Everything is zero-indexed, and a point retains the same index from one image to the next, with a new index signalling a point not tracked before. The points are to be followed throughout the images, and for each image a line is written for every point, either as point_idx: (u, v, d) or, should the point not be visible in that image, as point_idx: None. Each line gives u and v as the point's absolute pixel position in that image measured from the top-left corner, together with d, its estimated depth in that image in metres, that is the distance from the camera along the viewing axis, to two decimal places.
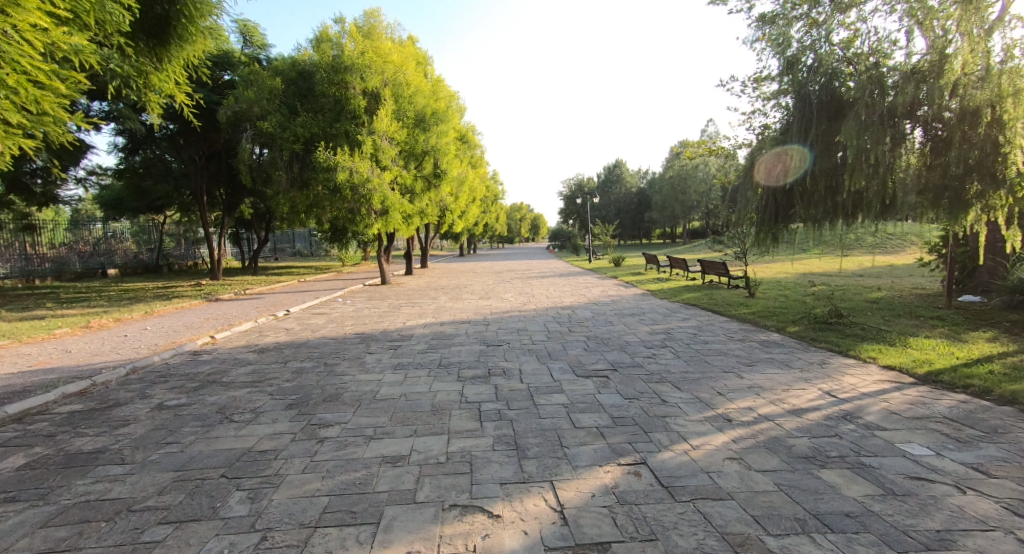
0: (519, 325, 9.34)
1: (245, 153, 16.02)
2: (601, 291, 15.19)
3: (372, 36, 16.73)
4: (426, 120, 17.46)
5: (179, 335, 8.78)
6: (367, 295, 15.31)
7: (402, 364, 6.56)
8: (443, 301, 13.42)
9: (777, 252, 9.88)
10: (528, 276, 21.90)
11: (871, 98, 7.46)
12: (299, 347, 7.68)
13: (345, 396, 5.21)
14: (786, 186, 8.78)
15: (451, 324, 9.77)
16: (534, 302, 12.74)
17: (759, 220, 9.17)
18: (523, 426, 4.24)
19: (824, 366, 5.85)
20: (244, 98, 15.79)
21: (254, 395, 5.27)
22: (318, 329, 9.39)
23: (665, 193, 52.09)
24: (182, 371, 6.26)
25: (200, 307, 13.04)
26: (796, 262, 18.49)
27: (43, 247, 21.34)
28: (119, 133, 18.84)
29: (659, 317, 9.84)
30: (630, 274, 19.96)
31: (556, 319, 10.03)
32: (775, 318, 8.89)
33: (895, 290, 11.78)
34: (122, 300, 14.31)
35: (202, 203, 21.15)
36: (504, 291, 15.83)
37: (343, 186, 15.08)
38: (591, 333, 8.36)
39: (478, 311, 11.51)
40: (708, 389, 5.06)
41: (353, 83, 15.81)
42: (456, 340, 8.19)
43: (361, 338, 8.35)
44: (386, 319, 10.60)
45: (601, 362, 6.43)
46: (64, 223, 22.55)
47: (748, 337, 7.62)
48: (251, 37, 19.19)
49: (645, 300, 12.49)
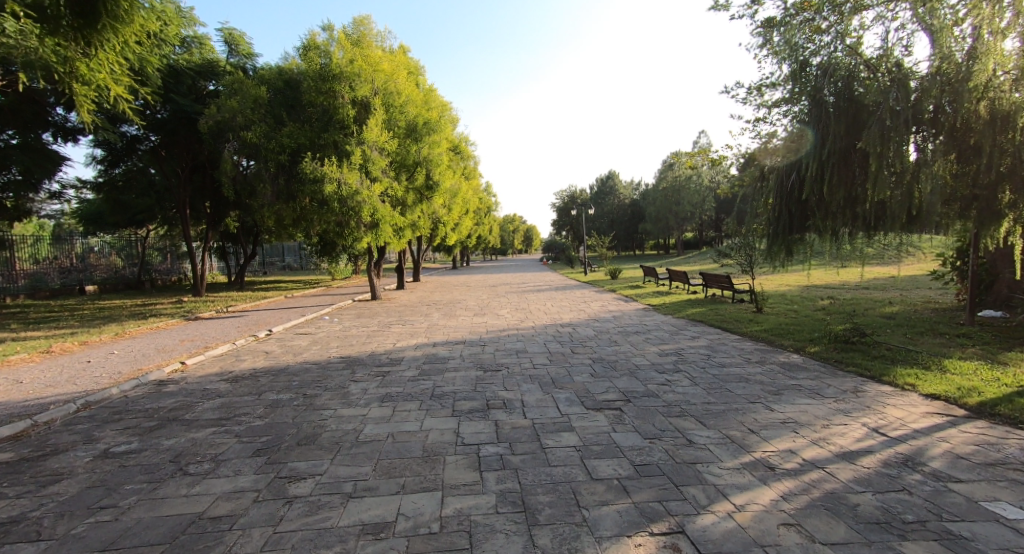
0: (517, 346, 8.69)
1: (228, 165, 15.39)
2: (601, 305, 14.61)
3: (362, 43, 16.21)
4: (418, 129, 16.92)
5: (147, 361, 8.06)
6: (356, 312, 14.62)
7: (389, 395, 5.88)
8: (436, 318, 12.76)
9: (790, 266, 9.36)
10: (524, 290, 21.26)
11: (893, 102, 6.95)
12: (277, 375, 7.00)
13: (322, 438, 4.54)
14: (801, 198, 8.36)
15: (444, 345, 9.09)
16: (532, 319, 12.10)
17: (773, 232, 8.75)
18: (530, 477, 3.60)
19: (861, 394, 5.24)
20: (227, 107, 15.17)
21: (218, 437, 4.59)
22: (300, 352, 8.69)
23: (659, 204, 51.83)
24: (141, 407, 5.58)
25: (177, 327, 12.31)
26: (799, 275, 17.98)
27: (20, 263, 20.57)
28: (97, 145, 18.19)
29: (666, 335, 9.23)
30: (629, 287, 19.37)
31: (556, 338, 9.38)
32: (790, 337, 8.31)
33: (910, 304, 11.24)
34: (95, 320, 13.58)
35: (184, 216, 20.44)
36: (499, 306, 15.18)
37: (331, 198, 14.49)
38: (596, 355, 7.74)
39: (472, 329, 10.85)
40: (737, 426, 4.44)
41: (341, 91, 15.26)
42: (449, 364, 7.53)
43: (346, 363, 7.66)
44: (375, 340, 9.90)
45: (611, 392, 5.79)
46: (46, 238, 21.90)
47: (767, 359, 7.02)
48: (237, 46, 18.69)
49: (648, 316, 11.91)
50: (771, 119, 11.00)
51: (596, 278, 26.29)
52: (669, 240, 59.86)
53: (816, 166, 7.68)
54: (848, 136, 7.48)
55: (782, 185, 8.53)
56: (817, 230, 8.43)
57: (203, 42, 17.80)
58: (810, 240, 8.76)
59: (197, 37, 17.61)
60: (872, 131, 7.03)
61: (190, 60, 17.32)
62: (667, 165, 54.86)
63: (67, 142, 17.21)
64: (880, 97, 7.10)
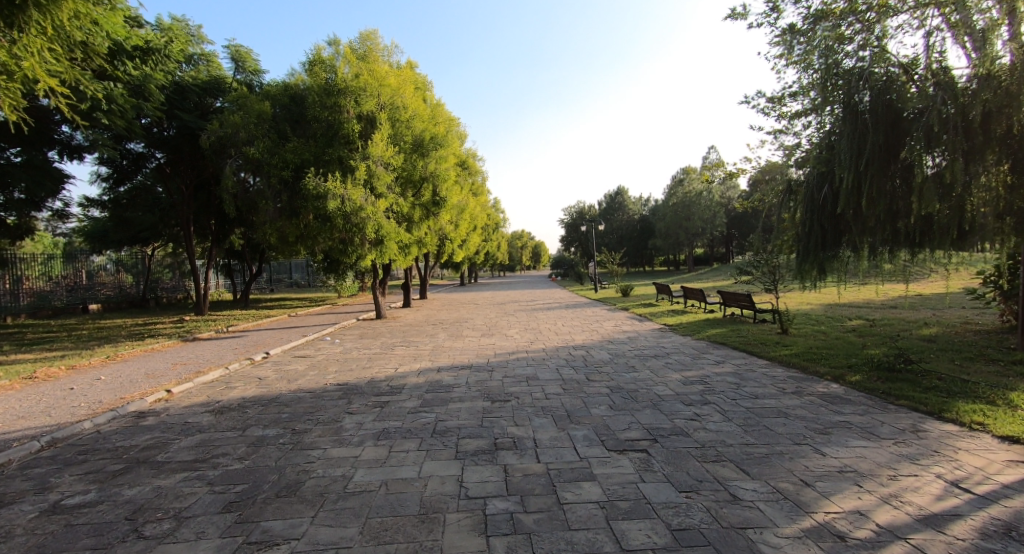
0: (527, 372, 8.07)
1: (229, 181, 15.04)
2: (614, 325, 13.94)
3: (369, 58, 15.95)
4: (425, 144, 16.55)
5: (133, 387, 7.55)
6: (358, 332, 14.05)
7: (386, 432, 5.29)
8: (442, 339, 12.17)
9: (822, 284, 8.70)
10: (533, 308, 20.64)
11: (941, 107, 6.35)
12: (266, 405, 6.42)
13: (306, 487, 3.95)
14: (834, 212, 7.76)
15: (449, 370, 8.49)
16: (542, 340, 11.46)
17: (804, 248, 8.13)
18: (545, 547, 2.98)
19: (923, 434, 4.56)
20: (229, 122, 14.88)
21: (188, 484, 4.03)
22: (296, 378, 8.13)
23: (668, 220, 51.14)
24: (112, 444, 5.04)
25: (173, 348, 11.82)
26: (820, 293, 17.21)
27: (31, 280, 20.45)
28: (103, 163, 18.04)
29: (688, 360, 8.58)
30: (642, 305, 18.69)
31: (569, 363, 8.75)
32: (825, 362, 7.63)
33: (947, 325, 10.49)
34: (90, 341, 13.15)
35: (188, 234, 20.14)
36: (507, 326, 14.57)
37: (334, 215, 14.06)
38: (614, 383, 7.09)
39: (479, 352, 10.24)
40: (787, 476, 3.80)
41: (347, 106, 14.94)
42: (454, 393, 6.92)
43: (342, 392, 7.07)
44: (375, 364, 9.31)
45: (635, 428, 5.16)
46: (60, 256, 21.88)
47: (805, 389, 6.34)
48: (243, 62, 18.54)
49: (665, 337, 11.24)
50: (794, 130, 10.45)
51: (607, 295, 25.63)
52: (679, 256, 59.02)
53: (852, 177, 7.07)
54: (887, 145, 6.87)
55: (811, 198, 7.94)
56: (854, 246, 7.79)
57: (210, 60, 17.75)
58: (845, 256, 8.11)
59: (204, 55, 17.59)
60: (915, 138, 6.44)
61: (196, 77, 17.12)
62: (677, 180, 54.37)
63: (73, 160, 17.02)
64: (925, 101, 6.50)
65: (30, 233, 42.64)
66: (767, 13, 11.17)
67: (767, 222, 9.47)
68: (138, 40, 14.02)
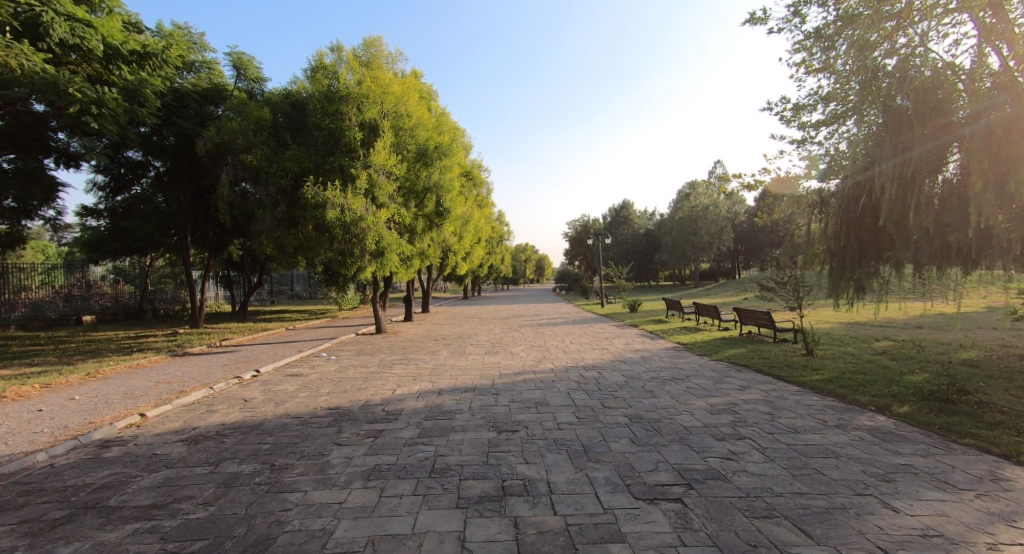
0: (536, 396, 7.38)
1: (225, 189, 14.55)
2: (625, 343, 13.25)
3: (373, 65, 15.50)
4: (429, 153, 16.02)
5: (107, 410, 6.92)
6: (356, 348, 13.38)
7: (378, 470, 4.64)
8: (444, 357, 11.52)
9: (859, 302, 8.02)
10: (538, 323, 19.96)
11: (1002, 109, 5.70)
12: (246, 435, 5.75)
13: (279, 545, 3.31)
14: (875, 224, 7.14)
15: (451, 393, 7.83)
16: (550, 360, 10.77)
17: (842, 264, 7.49)
18: None
19: (1007, 485, 3.89)
20: (227, 129, 14.46)
21: (138, 540, 3.38)
22: (283, 401, 7.47)
23: (675, 234, 50.45)
24: (62, 482, 4.40)
25: (159, 364, 11.19)
26: (839, 311, 16.48)
27: (30, 290, 19.97)
28: (99, 171, 17.65)
29: (710, 385, 7.91)
30: (653, 321, 18.00)
31: (581, 386, 8.05)
32: (866, 390, 6.94)
33: (984, 348, 9.76)
34: (75, 355, 12.52)
35: (185, 244, 19.62)
36: (513, 343, 13.91)
37: (333, 225, 13.49)
38: (632, 412, 6.42)
39: (482, 372, 9.56)
40: (861, 542, 3.13)
41: (349, 114, 14.46)
42: (455, 421, 6.25)
43: (333, 418, 6.40)
44: (371, 384, 8.63)
45: (664, 469, 4.48)
46: (59, 265, 21.40)
47: (849, 423, 5.65)
48: (245, 70, 18.19)
49: (681, 357, 10.57)
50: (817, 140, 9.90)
51: (614, 311, 24.91)
52: (685, 271, 58.31)
53: (896, 186, 6.50)
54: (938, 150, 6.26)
55: (846, 209, 7.41)
56: (897, 262, 7.16)
57: (212, 68, 17.41)
58: (884, 274, 7.49)
59: (206, 63, 17.26)
60: (974, 144, 5.79)
61: (196, 84, 16.72)
62: (684, 195, 53.90)
63: (69, 168, 16.62)
64: (983, 103, 5.87)
65: (30, 239, 42.08)
66: (787, 18, 10.68)
67: (795, 235, 8.82)
68: (136, 44, 13.59)
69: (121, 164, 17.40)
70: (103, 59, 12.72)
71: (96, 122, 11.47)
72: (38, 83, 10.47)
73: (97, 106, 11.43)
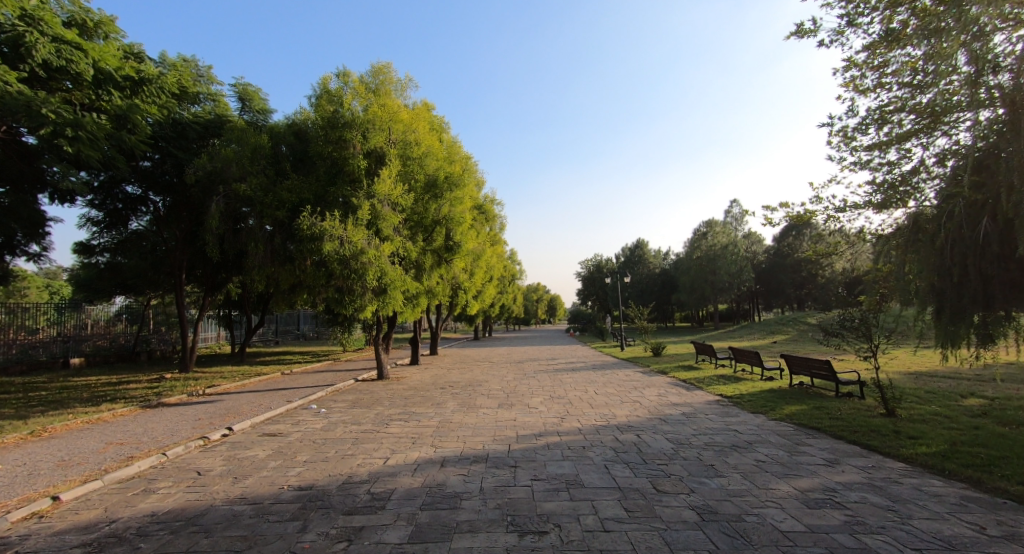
0: (566, 473, 5.76)
1: (213, 220, 13.32)
2: (658, 395, 11.55)
3: (381, 92, 14.46)
4: (439, 184, 14.79)
5: (19, 489, 5.42)
6: (352, 398, 11.83)
7: None
8: (451, 411, 9.93)
9: (980, 352, 6.35)
10: (556, 368, 18.25)
11: None
12: (174, 536, 4.20)
13: None
14: (1009, 256, 5.59)
15: (457, 465, 6.23)
16: (575, 416, 9.14)
17: (966, 306, 5.94)
18: None
19: None
20: (220, 157, 13.40)
21: None
22: (245, 475, 5.89)
23: (693, 274, 48.74)
24: None
25: (123, 418, 9.68)
26: (894, 360, 14.65)
27: (15, 330, 18.75)
28: (94, 206, 16.68)
29: (785, 457, 6.24)
30: (683, 368, 16.25)
31: (620, 457, 6.40)
32: (1008, 474, 5.21)
33: None
34: (35, 407, 11.07)
35: (179, 281, 18.43)
36: (530, 392, 12.28)
37: (331, 260, 12.17)
38: (698, 502, 4.79)
39: (495, 433, 7.92)
40: None
41: (353, 141, 13.38)
42: (461, 514, 4.65)
43: (300, 506, 4.85)
44: (360, 449, 7.05)
45: None
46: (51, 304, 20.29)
47: (1021, 532, 3.95)
48: (250, 102, 17.39)
49: (732, 416, 8.89)
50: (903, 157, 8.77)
51: (636, 354, 23.13)
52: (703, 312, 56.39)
53: None
54: None
55: (928, 239, 6.18)
56: None
57: (218, 100, 16.56)
58: (1014, 318, 5.95)
59: (212, 94, 16.43)
60: None
61: (199, 115, 15.82)
62: (701, 234, 52.72)
63: (63, 203, 15.72)
64: None
65: (33, 278, 40.84)
66: (840, 29, 9.44)
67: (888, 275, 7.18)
68: (131, 70, 12.56)
69: (118, 198, 16.46)
70: (92, 83, 11.67)
71: (72, 146, 10.34)
72: (10, 105, 9.46)
73: (75, 128, 10.31)
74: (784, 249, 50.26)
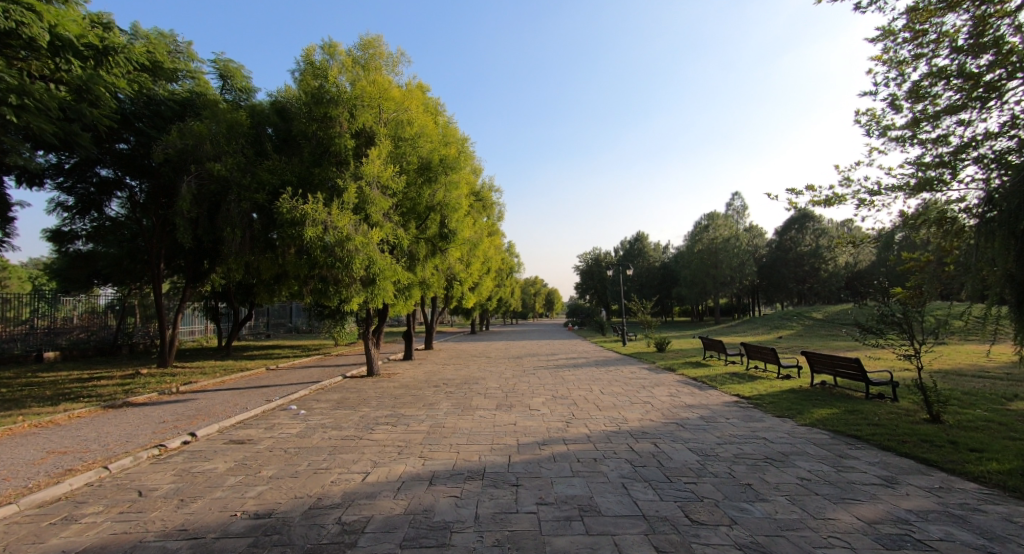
0: (579, 495, 4.82)
1: (186, 203, 12.29)
2: (669, 395, 10.63)
3: (371, 67, 13.39)
4: (433, 167, 13.77)
5: None
6: (338, 398, 10.87)
7: None
8: (445, 413, 9.00)
9: None
10: (556, 365, 17.33)
11: None
12: None
13: None
14: None
15: (449, 482, 5.29)
16: (582, 420, 8.22)
17: None
18: None
19: None
20: (192, 133, 12.33)
21: None
22: (194, 496, 4.92)
23: (694, 268, 47.89)
24: None
25: (77, 421, 8.65)
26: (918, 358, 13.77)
27: None
28: (64, 190, 15.55)
29: (833, 474, 5.32)
30: (691, 365, 15.35)
31: (640, 473, 5.47)
32: None
33: None
34: None
35: (157, 271, 17.41)
36: (531, 391, 11.36)
37: (314, 247, 11.16)
38: (745, 541, 3.83)
39: (494, 441, 6.98)
40: None
41: (339, 119, 12.36)
42: None
43: (252, 542, 3.90)
44: (337, 461, 6.10)
45: None
46: (28, 293, 19.11)
47: None
48: (232, 80, 16.30)
49: (757, 421, 7.97)
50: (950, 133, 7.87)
51: (639, 350, 22.23)
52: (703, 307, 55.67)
53: None
54: None
55: (1007, 217, 5.29)
56: None
57: (198, 77, 15.34)
58: None
59: (191, 72, 15.21)
60: None
61: (175, 93, 14.67)
62: (701, 227, 51.91)
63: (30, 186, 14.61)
64: None
65: (15, 269, 39.63)
66: None
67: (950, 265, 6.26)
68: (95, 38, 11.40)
69: (89, 182, 15.36)
70: (50, 50, 10.47)
71: (20, 117, 9.35)
72: None
73: (21, 96, 9.32)
74: (787, 243, 49.50)
